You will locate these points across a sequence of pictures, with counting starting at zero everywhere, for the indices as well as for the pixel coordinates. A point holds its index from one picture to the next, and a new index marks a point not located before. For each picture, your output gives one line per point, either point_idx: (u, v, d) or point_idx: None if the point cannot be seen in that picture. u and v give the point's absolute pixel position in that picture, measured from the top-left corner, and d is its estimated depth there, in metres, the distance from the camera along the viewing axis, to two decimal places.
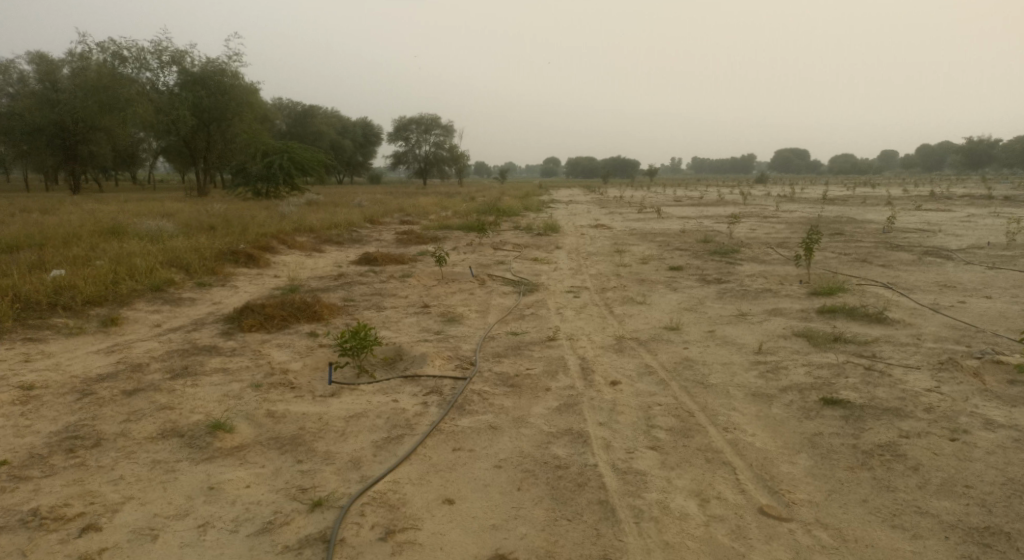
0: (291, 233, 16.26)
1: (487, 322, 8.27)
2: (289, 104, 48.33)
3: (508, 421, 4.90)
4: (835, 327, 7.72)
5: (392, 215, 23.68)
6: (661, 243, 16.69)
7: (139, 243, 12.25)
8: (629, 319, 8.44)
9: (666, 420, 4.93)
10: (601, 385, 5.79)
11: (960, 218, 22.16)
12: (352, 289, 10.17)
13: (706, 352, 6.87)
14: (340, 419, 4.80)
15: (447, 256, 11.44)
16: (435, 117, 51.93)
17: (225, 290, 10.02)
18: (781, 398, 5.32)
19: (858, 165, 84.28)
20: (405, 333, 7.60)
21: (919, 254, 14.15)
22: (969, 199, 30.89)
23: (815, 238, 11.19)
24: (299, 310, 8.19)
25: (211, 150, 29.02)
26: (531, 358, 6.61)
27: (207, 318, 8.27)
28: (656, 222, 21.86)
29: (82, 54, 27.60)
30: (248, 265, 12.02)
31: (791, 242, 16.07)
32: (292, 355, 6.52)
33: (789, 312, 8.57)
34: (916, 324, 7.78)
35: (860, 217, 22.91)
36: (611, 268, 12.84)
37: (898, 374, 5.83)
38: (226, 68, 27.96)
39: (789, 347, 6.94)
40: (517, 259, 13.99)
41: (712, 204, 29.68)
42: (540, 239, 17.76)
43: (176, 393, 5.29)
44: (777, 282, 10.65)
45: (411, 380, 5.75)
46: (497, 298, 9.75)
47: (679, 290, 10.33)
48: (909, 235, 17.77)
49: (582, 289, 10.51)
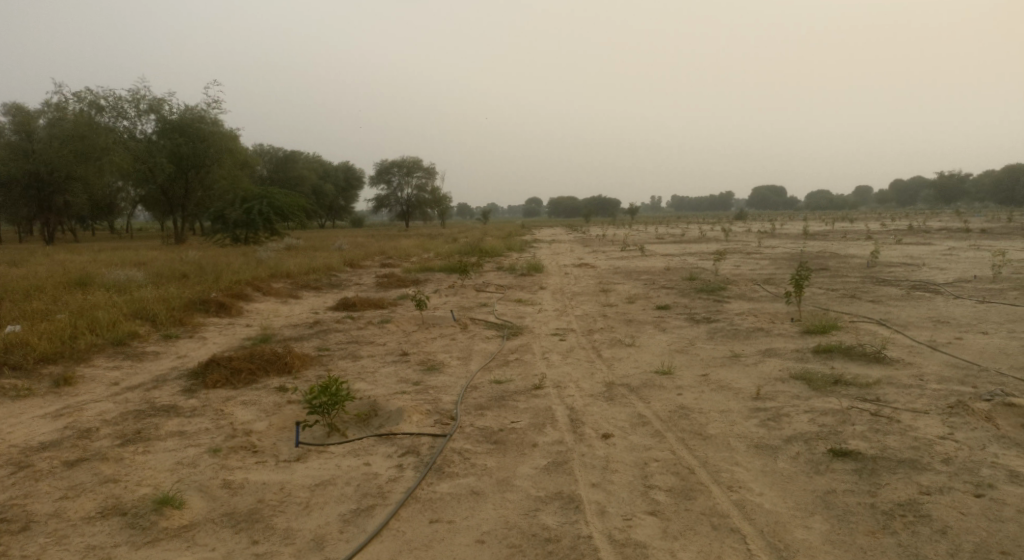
0: (267, 280, 15.79)
1: (470, 369, 7.84)
2: (270, 150, 48.19)
3: (492, 485, 4.46)
4: (833, 367, 7.38)
5: (373, 258, 23.32)
6: (647, 281, 16.42)
7: (106, 295, 11.72)
8: (618, 364, 8.04)
9: (664, 479, 4.52)
10: (591, 438, 5.36)
11: (942, 251, 22.19)
12: (327, 338, 9.71)
13: (701, 398, 6.48)
14: (304, 489, 4.33)
15: (427, 299, 11.05)
16: (417, 160, 52.01)
17: (192, 342, 9.52)
18: (786, 449, 4.93)
19: (834, 200, 85.60)
20: (381, 385, 7.13)
21: (907, 289, 13.96)
22: (947, 231, 31.19)
23: (804, 274, 10.93)
24: (269, 363, 7.72)
25: (189, 197, 28.59)
26: (515, 409, 6.18)
27: (171, 373, 7.77)
28: (640, 260, 21.66)
29: (58, 104, 27.28)
30: (219, 314, 11.53)
31: (777, 278, 15.87)
32: (257, 413, 6.03)
33: (784, 353, 8.23)
34: (917, 363, 7.47)
35: (843, 251, 22.87)
36: (597, 308, 12.49)
37: (906, 419, 5.47)
38: (205, 115, 27.78)
39: (789, 391, 6.56)
40: (500, 301, 13.61)
41: (695, 241, 29.67)
42: (524, 280, 17.43)
43: (123, 462, 4.79)
44: (768, 320, 10.35)
45: (385, 438, 5.28)
46: (480, 343, 9.32)
47: (668, 331, 9.97)
48: (893, 269, 17.66)
49: (568, 331, 10.13)
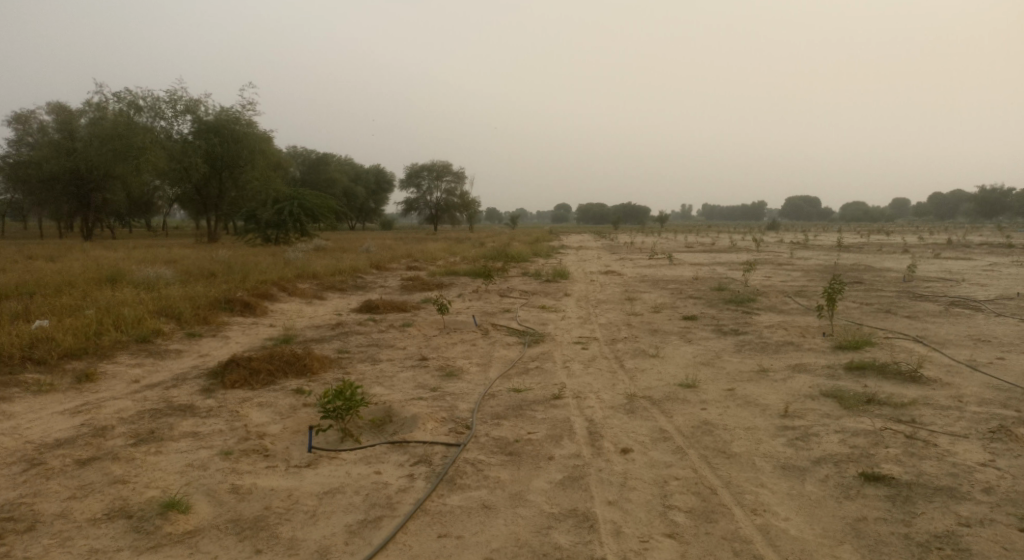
0: (293, 280, 15.87)
1: (489, 376, 7.70)
2: (303, 152, 48.74)
3: (504, 499, 4.31)
4: (866, 385, 7.09)
5: (400, 261, 23.35)
6: (674, 290, 16.15)
7: (133, 292, 11.84)
8: (641, 375, 7.83)
9: (683, 499, 4.33)
10: (610, 452, 5.19)
11: (983, 266, 21.49)
12: (347, 340, 9.66)
13: (726, 414, 6.25)
14: (312, 497, 4.24)
15: (449, 304, 10.95)
16: (447, 164, 52.14)
17: (215, 340, 9.54)
18: (815, 472, 4.69)
19: (870, 212, 83.93)
20: (399, 390, 7.03)
21: (945, 305, 13.50)
22: (987, 246, 30.25)
23: (837, 287, 10.61)
24: (288, 364, 7.68)
25: (222, 197, 28.99)
26: (533, 420, 6.02)
27: (191, 372, 7.77)
28: (668, 269, 21.35)
29: (99, 104, 27.86)
30: (243, 314, 11.57)
31: (809, 291, 15.48)
32: (272, 416, 5.97)
33: (814, 369, 7.95)
34: (956, 384, 7.14)
35: (878, 264, 22.27)
36: (622, 317, 12.28)
37: (944, 443, 5.19)
38: (239, 116, 28.15)
39: (818, 409, 6.31)
40: (524, 307, 13.48)
41: (724, 251, 29.20)
42: (549, 286, 17.26)
43: (134, 462, 4.75)
44: (798, 334, 10.05)
45: (399, 446, 5.17)
46: (501, 349, 9.18)
47: (694, 342, 9.74)
48: (931, 284, 17.11)
49: (591, 340, 9.94)
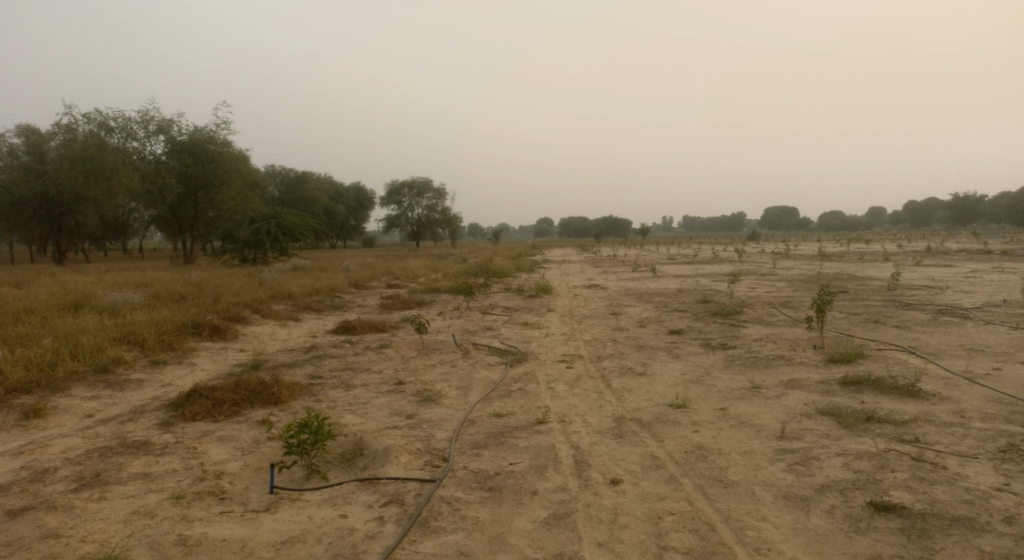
0: (267, 301, 15.34)
1: (469, 401, 7.28)
2: (282, 170, 48.10)
3: (483, 544, 3.92)
4: (864, 402, 6.76)
5: (379, 279, 22.88)
6: (659, 304, 15.84)
7: (96, 318, 11.27)
8: (629, 395, 7.46)
9: (680, 539, 3.98)
10: (598, 484, 4.80)
11: (965, 273, 21.44)
12: (321, 364, 9.20)
13: (720, 437, 5.89)
14: (269, 548, 3.83)
15: (428, 323, 10.52)
16: (428, 181, 51.76)
17: (179, 368, 9.04)
18: (820, 501, 4.34)
19: (847, 222, 84.80)
20: (372, 418, 6.60)
21: (933, 314, 13.31)
22: (966, 253, 30.41)
23: (827, 299, 10.34)
24: (254, 393, 7.22)
25: (198, 218, 28.33)
26: (516, 448, 5.62)
27: (150, 403, 7.28)
28: (652, 282, 21.09)
29: (68, 125, 27.15)
30: (212, 338, 11.07)
31: (796, 302, 15.25)
32: (233, 452, 5.51)
33: (807, 384, 7.62)
34: (956, 398, 6.84)
35: (860, 274, 22.20)
36: (607, 332, 11.93)
37: (954, 465, 4.87)
38: (215, 135, 27.61)
39: (816, 429, 5.97)
40: (506, 324, 13.08)
41: (706, 263, 29.05)
42: (531, 302, 16.89)
43: (72, 510, 4.29)
44: (788, 347, 9.76)
45: (369, 484, 4.74)
46: (481, 371, 8.77)
47: (682, 358, 9.39)
48: (916, 292, 16.99)
49: (576, 358, 9.56)
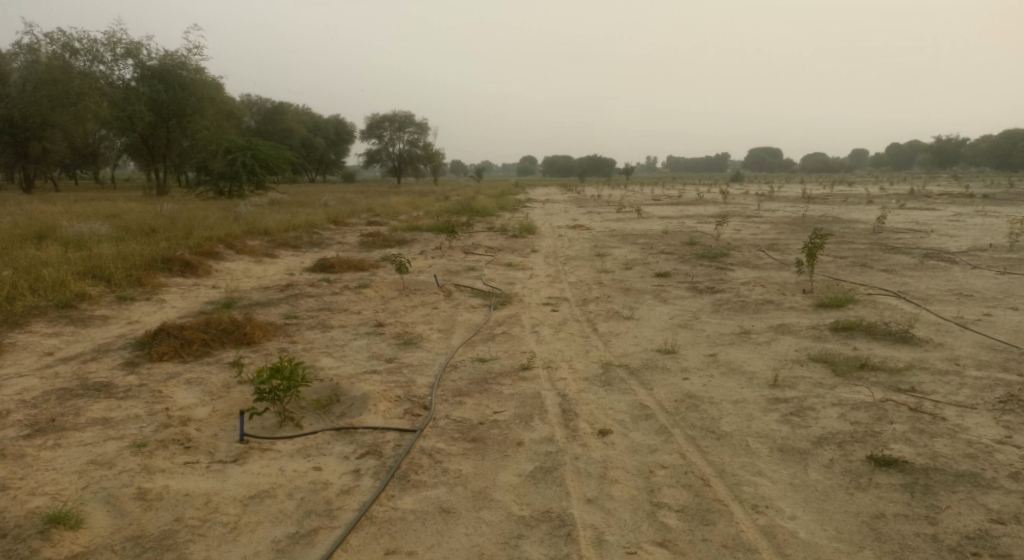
0: (242, 237, 14.82)
1: (452, 344, 7.02)
2: (258, 100, 46.41)
3: (466, 500, 3.71)
4: (856, 349, 6.59)
5: (359, 215, 22.31)
6: (644, 245, 15.58)
7: (59, 251, 10.73)
8: (616, 340, 7.24)
9: (673, 495, 3.80)
10: (587, 436, 4.59)
11: (949, 217, 21.34)
12: (297, 304, 8.84)
13: (711, 385, 5.69)
14: (237, 505, 3.59)
15: (409, 263, 10.16)
16: (409, 115, 50.54)
17: (148, 305, 8.65)
18: (817, 455, 4.17)
19: (830, 164, 84.63)
20: (350, 362, 6.32)
21: (920, 257, 13.18)
22: (948, 196, 30.38)
23: (818, 242, 10.10)
24: (226, 333, 6.88)
25: (170, 148, 27.24)
26: (500, 396, 5.38)
27: (115, 342, 6.92)
28: (637, 223, 20.76)
29: (29, 45, 25.57)
30: (184, 274, 10.63)
31: (782, 244, 15.06)
32: (201, 396, 5.22)
33: (798, 330, 7.45)
34: (949, 345, 6.69)
35: (845, 216, 22.02)
36: (592, 274, 11.65)
37: (953, 417, 4.71)
38: (186, 61, 26.34)
39: (809, 377, 5.80)
40: (488, 265, 12.75)
41: (691, 203, 28.76)
42: (515, 242, 16.51)
43: (23, 460, 3.99)
44: (777, 291, 9.56)
45: (345, 433, 4.48)
46: (464, 313, 8.49)
47: (670, 302, 9.16)
48: (901, 236, 16.85)
49: (561, 301, 9.30)
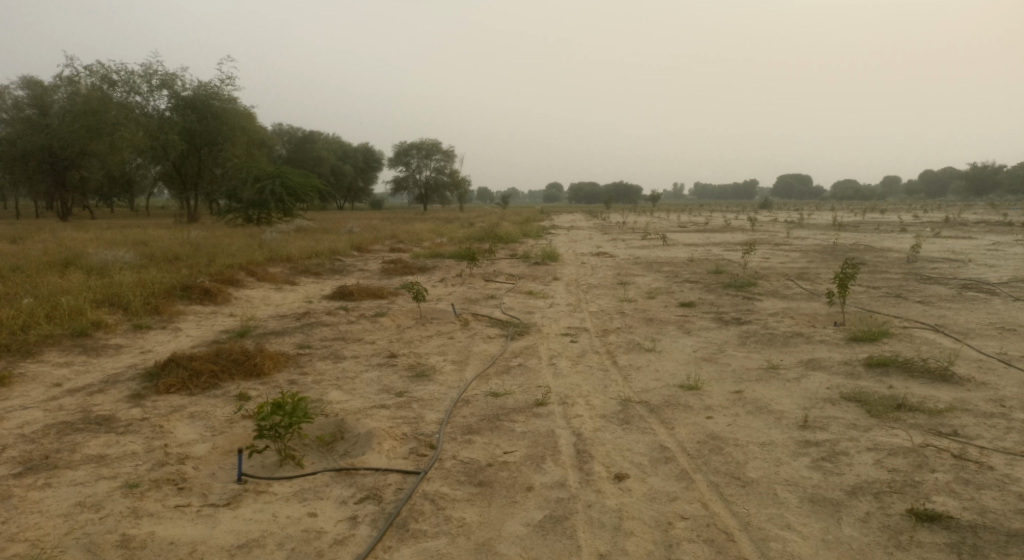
0: (264, 264, 14.84)
1: (465, 377, 6.79)
2: (289, 129, 47.36)
3: (467, 554, 3.46)
4: (893, 387, 6.22)
5: (383, 242, 22.33)
6: (669, 273, 15.25)
7: (81, 278, 10.79)
8: (636, 375, 6.94)
9: (693, 552, 3.51)
10: (601, 480, 4.31)
11: (987, 246, 20.66)
12: (311, 333, 8.71)
13: (736, 425, 5.37)
14: None
15: (426, 291, 10.00)
16: (436, 142, 50.90)
17: (163, 334, 8.58)
18: (851, 507, 3.84)
19: (861, 191, 83.43)
20: (359, 395, 6.11)
21: (958, 288, 12.66)
22: (985, 224, 29.53)
23: (850, 272, 9.71)
24: (235, 364, 6.74)
25: (202, 176, 27.73)
26: (512, 434, 5.12)
27: (124, 372, 6.82)
28: (662, 250, 20.42)
29: (69, 78, 26.31)
30: (202, 302, 10.60)
31: (811, 273, 14.64)
32: (202, 431, 5.05)
33: (829, 365, 7.08)
34: (993, 384, 6.28)
35: (878, 244, 21.43)
36: (614, 303, 11.36)
37: (1002, 466, 4.33)
38: (219, 91, 26.90)
39: (842, 418, 5.45)
40: (509, 293, 12.55)
41: (719, 231, 28.32)
42: (537, 270, 16.30)
43: (10, 502, 3.84)
44: (806, 324, 9.18)
45: (345, 475, 4.27)
46: (480, 344, 8.26)
47: (694, 334, 8.85)
48: (937, 265, 16.29)
49: (581, 331, 9.03)
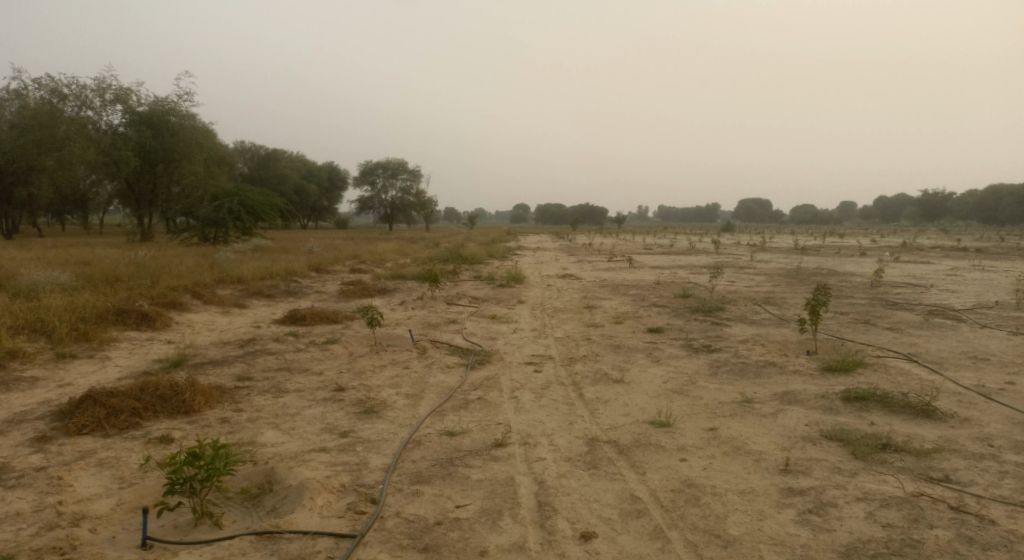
0: (213, 286, 14.05)
1: (418, 413, 6.20)
2: (251, 147, 46.29)
3: None
4: (875, 424, 5.85)
5: (343, 262, 21.63)
6: (636, 297, 14.89)
7: (5, 301, 9.94)
8: (604, 410, 6.43)
9: None
10: (566, 542, 3.85)
11: (946, 271, 20.85)
12: (254, 362, 8.04)
13: (713, 469, 4.91)
14: None
15: (381, 317, 9.38)
16: (402, 162, 50.53)
17: (89, 363, 7.84)
18: None
19: (819, 215, 85.27)
20: (298, 436, 5.49)
21: (925, 315, 12.52)
22: (941, 249, 30.03)
23: (822, 298, 9.41)
24: (162, 400, 6.06)
25: (157, 193, 26.72)
26: (466, 483, 4.56)
27: (35, 410, 6.09)
28: (628, 273, 20.11)
29: (16, 91, 25.13)
30: (139, 327, 9.83)
31: (779, 298, 14.43)
32: (107, 483, 4.39)
33: (806, 399, 6.68)
34: (979, 421, 5.93)
35: (841, 269, 21.46)
36: (579, 329, 10.89)
37: (1004, 520, 3.98)
38: (176, 107, 25.97)
39: (825, 460, 5.03)
40: (471, 317, 12.00)
41: (684, 254, 28.19)
42: (502, 292, 15.81)
43: None
44: (778, 352, 8.83)
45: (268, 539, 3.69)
46: (437, 374, 7.69)
47: (664, 363, 8.40)
48: (901, 290, 16.24)
49: (545, 360, 8.52)
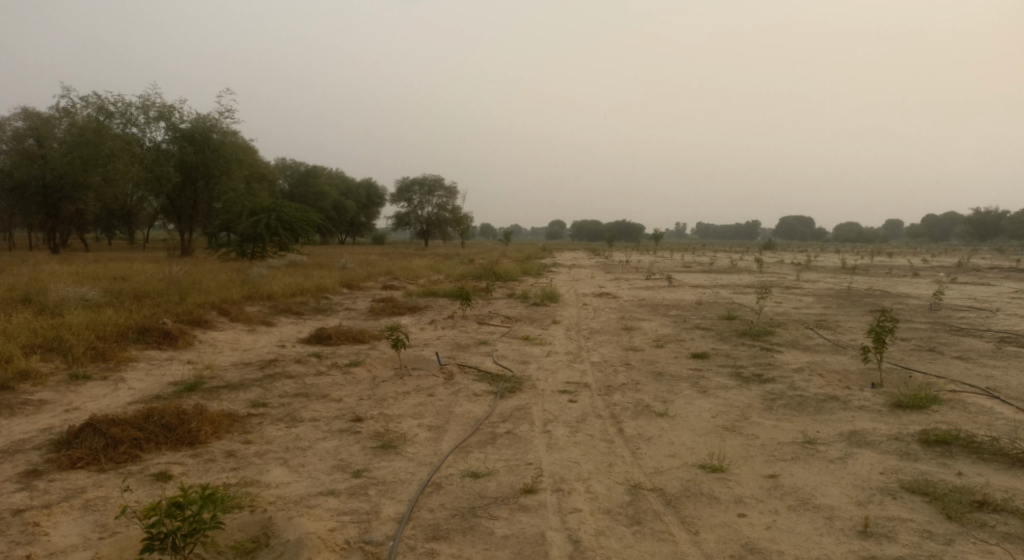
0: (241, 302, 13.74)
1: (441, 450, 5.62)
2: (292, 164, 46.73)
3: None
4: (964, 475, 5.06)
5: (375, 278, 21.29)
6: (677, 318, 14.10)
7: (26, 318, 9.68)
8: (646, 449, 5.75)
9: None
10: None
11: (1010, 294, 19.49)
12: (272, 386, 7.58)
13: (777, 528, 4.23)
14: None
15: (406, 338, 8.83)
16: (439, 178, 50.14)
17: (102, 385, 7.48)
18: None
19: (864, 234, 82.66)
20: (307, 475, 4.97)
21: (997, 342, 11.46)
22: (1001, 270, 28.35)
23: (886, 324, 8.55)
24: (166, 430, 5.60)
25: (198, 209, 26.86)
26: (489, 541, 3.98)
27: (34, 438, 5.69)
28: (668, 292, 19.26)
29: (65, 109, 25.61)
30: (159, 345, 9.49)
31: (833, 321, 13.48)
32: (86, 532, 3.92)
33: (878, 440, 5.89)
34: None
35: (895, 290, 20.26)
36: (617, 353, 10.20)
37: None
38: (217, 124, 26.15)
39: (911, 520, 4.30)
40: (502, 338, 11.39)
41: (726, 272, 27.18)
42: (536, 311, 15.19)
43: None
44: (839, 384, 8.01)
45: None
46: (464, 403, 7.10)
47: (711, 393, 7.67)
48: (964, 314, 15.11)
49: (581, 388, 7.87)
